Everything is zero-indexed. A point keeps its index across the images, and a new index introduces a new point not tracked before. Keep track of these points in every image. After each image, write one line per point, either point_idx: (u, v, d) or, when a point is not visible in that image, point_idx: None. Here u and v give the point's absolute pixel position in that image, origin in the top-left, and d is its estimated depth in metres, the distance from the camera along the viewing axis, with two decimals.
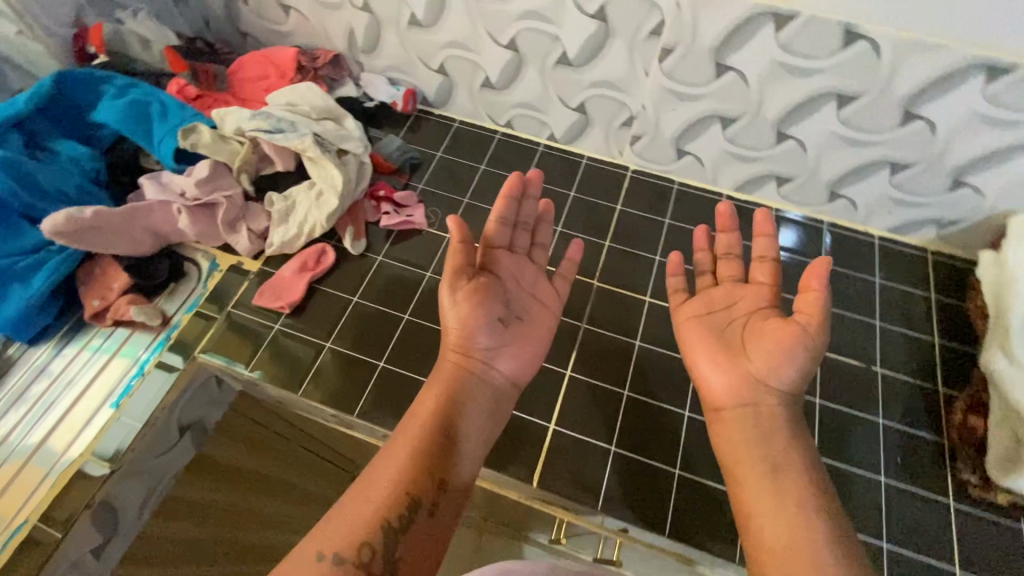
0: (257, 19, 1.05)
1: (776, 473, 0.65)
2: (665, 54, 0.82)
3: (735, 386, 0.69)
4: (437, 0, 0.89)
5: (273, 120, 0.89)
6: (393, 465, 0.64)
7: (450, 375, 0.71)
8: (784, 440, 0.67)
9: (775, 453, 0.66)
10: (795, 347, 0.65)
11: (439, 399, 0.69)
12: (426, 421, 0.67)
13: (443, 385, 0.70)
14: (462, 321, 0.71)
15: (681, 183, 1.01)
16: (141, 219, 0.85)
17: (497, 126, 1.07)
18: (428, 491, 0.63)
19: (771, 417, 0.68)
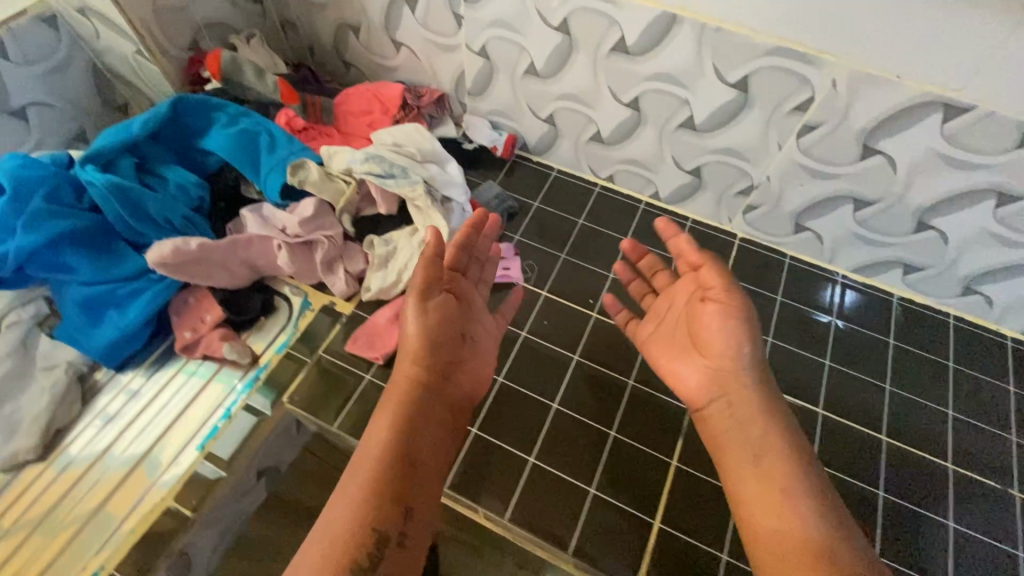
0: (365, 52, 1.04)
1: (758, 456, 0.61)
2: (807, 129, 0.76)
3: (706, 381, 0.66)
4: (561, 53, 0.85)
5: (385, 163, 0.87)
6: (351, 498, 0.56)
7: (408, 393, 0.64)
8: (766, 421, 0.63)
9: (754, 437, 0.62)
10: (724, 324, 0.64)
11: (396, 420, 0.62)
12: (383, 446, 0.60)
13: (401, 404, 0.63)
14: (425, 336, 0.66)
15: (792, 258, 0.96)
16: (241, 251, 0.84)
17: (597, 179, 1.03)
18: (394, 520, 0.56)
19: (747, 394, 0.64)
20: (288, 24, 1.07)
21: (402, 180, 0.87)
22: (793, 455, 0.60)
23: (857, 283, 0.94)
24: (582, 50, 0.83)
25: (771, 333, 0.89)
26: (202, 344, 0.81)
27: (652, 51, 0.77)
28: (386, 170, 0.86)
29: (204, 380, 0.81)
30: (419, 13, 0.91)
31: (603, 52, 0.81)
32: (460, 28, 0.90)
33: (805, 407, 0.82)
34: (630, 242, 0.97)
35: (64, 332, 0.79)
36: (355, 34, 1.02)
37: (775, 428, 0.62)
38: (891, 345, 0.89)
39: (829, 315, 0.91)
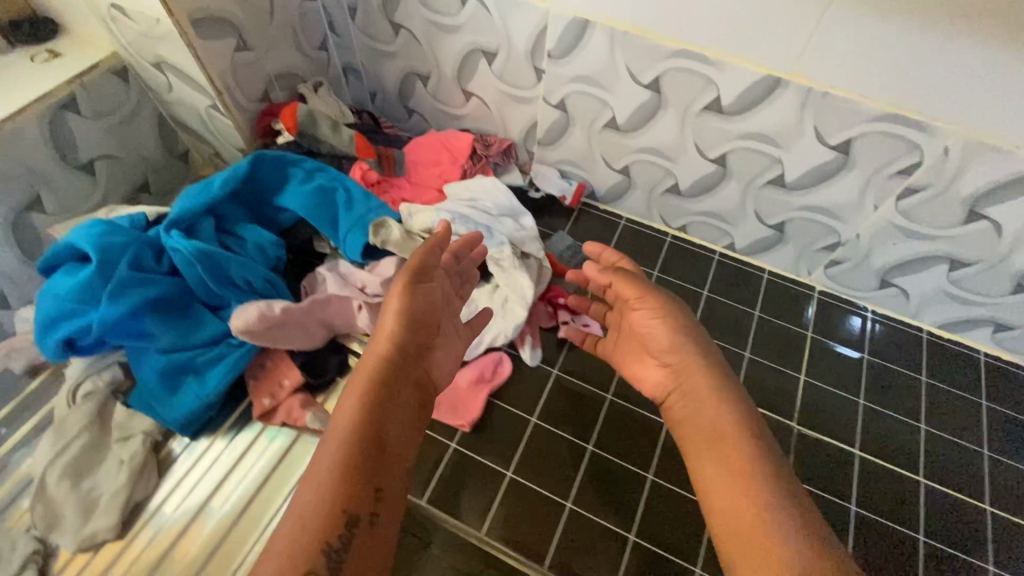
0: (431, 99, 1.02)
1: (716, 443, 0.57)
2: (909, 192, 0.75)
3: (661, 378, 0.66)
4: (646, 110, 0.83)
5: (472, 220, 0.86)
6: (319, 479, 0.52)
7: (379, 368, 0.60)
8: (723, 406, 0.60)
9: (716, 424, 0.59)
10: (666, 321, 0.66)
11: (367, 395, 0.58)
12: (352, 422, 0.55)
13: (371, 380, 0.59)
14: (400, 313, 0.63)
15: (873, 312, 0.94)
16: (321, 312, 0.82)
17: (669, 229, 1.02)
18: (366, 502, 0.52)
19: (704, 381, 0.62)
20: (351, 69, 1.05)
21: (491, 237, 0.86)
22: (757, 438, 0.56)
23: (941, 338, 0.92)
24: (670, 108, 0.81)
25: (862, 395, 0.87)
26: (282, 411, 0.78)
27: (747, 112, 0.76)
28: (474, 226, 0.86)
29: (284, 449, 0.79)
30: (497, 65, 0.89)
31: (694, 111, 0.79)
32: (539, 81, 0.88)
33: (905, 473, 0.80)
34: (710, 295, 0.96)
35: (138, 400, 0.75)
36: (422, 83, 1.00)
37: (735, 412, 0.59)
38: (982, 405, 0.87)
39: (920, 374, 0.89)
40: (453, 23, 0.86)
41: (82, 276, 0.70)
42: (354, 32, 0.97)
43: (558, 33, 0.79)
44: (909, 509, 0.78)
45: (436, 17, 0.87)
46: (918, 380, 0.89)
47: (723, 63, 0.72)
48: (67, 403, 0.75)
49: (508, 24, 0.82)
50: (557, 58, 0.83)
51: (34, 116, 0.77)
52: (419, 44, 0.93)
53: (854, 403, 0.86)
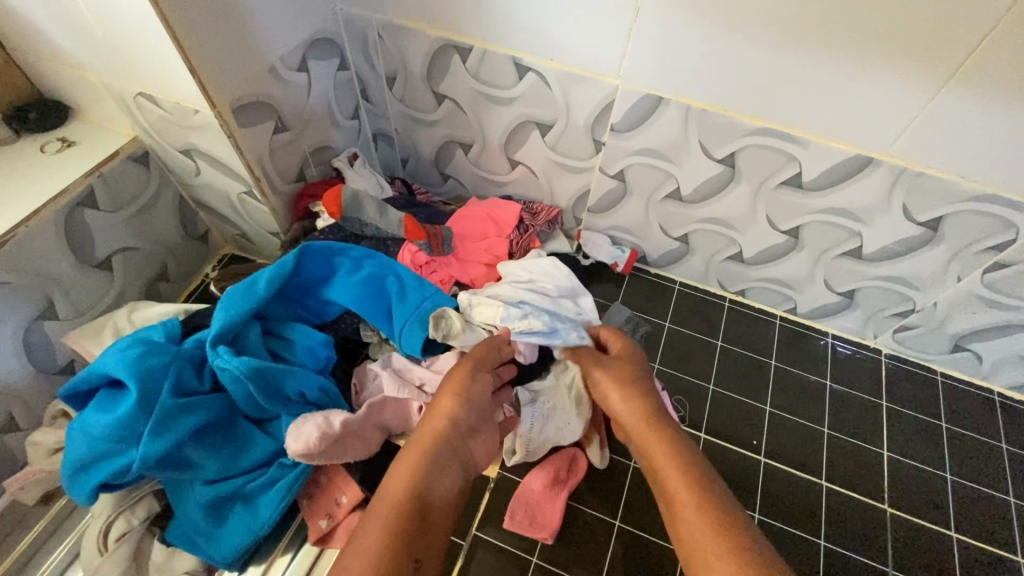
0: (472, 166, 0.96)
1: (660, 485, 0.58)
2: (997, 267, 0.72)
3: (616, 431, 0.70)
4: (715, 183, 0.79)
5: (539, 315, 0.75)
6: (371, 539, 0.49)
7: (435, 440, 0.60)
8: (665, 448, 0.60)
9: (660, 465, 0.59)
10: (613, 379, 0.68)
11: (420, 464, 0.57)
12: (406, 492, 0.54)
13: (427, 451, 0.58)
14: (457, 391, 0.64)
15: (944, 374, 0.92)
16: (378, 416, 0.74)
17: (726, 293, 0.98)
18: (409, 572, 0.48)
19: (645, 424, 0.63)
20: (383, 135, 0.99)
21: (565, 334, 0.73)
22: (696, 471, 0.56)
23: (1014, 400, 0.90)
24: (743, 181, 0.77)
25: (948, 468, 0.84)
26: (342, 534, 0.70)
27: (829, 188, 0.72)
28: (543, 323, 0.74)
29: None
30: (551, 136, 0.84)
31: (770, 185, 0.76)
32: (597, 152, 0.83)
33: (1005, 554, 0.77)
34: (778, 365, 0.92)
35: (179, 536, 0.66)
36: (464, 151, 0.94)
37: (678, 450, 0.59)
38: None
39: (1000, 442, 0.86)
40: (507, 95, 0.81)
41: (120, 410, 0.61)
42: (390, 100, 0.92)
43: (625, 108, 0.75)
44: None
45: (487, 88, 0.82)
46: (998, 447, 0.86)
47: (809, 142, 0.68)
48: (99, 549, 0.64)
49: (569, 98, 0.78)
50: (621, 131, 0.78)
51: (51, 217, 0.68)
52: (465, 113, 0.87)
53: (942, 478, 0.83)
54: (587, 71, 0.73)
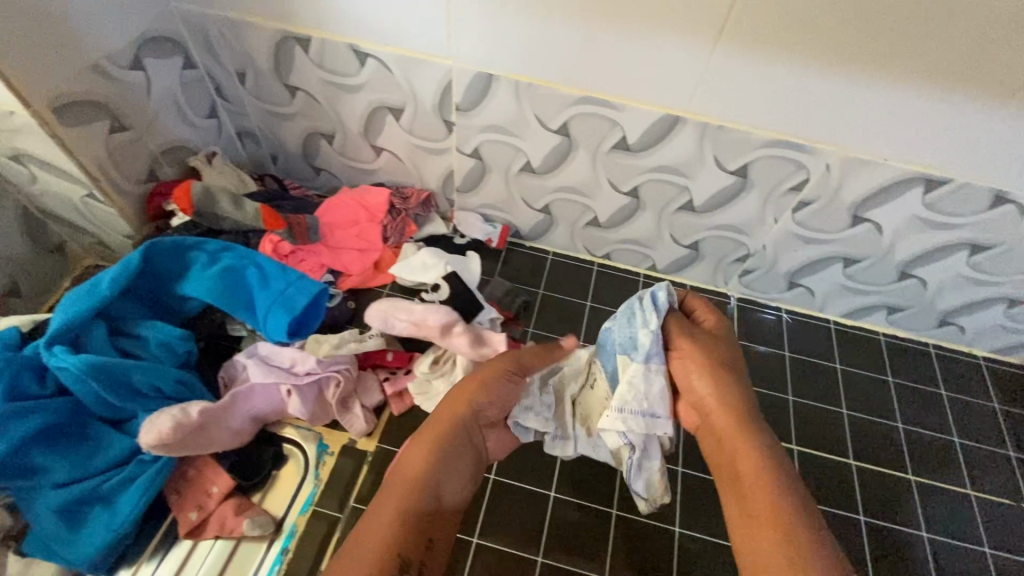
0: (339, 156, 0.98)
1: (739, 470, 0.63)
2: (802, 206, 0.82)
3: (712, 407, 0.68)
4: (558, 153, 0.85)
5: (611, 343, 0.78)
6: (388, 512, 0.58)
7: (448, 433, 0.66)
8: (750, 439, 0.64)
9: (746, 460, 0.63)
10: (694, 366, 0.69)
11: (431, 454, 0.64)
12: (421, 477, 0.62)
13: (447, 433, 0.66)
14: (463, 389, 0.70)
15: (788, 310, 1.01)
16: (244, 405, 0.75)
17: (594, 258, 1.05)
18: (418, 546, 0.58)
19: (727, 411, 0.67)
20: (247, 132, 0.99)
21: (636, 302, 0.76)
22: (777, 469, 0.62)
23: (847, 326, 1.01)
24: (582, 149, 0.84)
25: (790, 391, 0.94)
26: (213, 523, 0.70)
27: (653, 148, 0.80)
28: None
29: (220, 565, 0.70)
30: (406, 120, 0.87)
31: (603, 149, 0.83)
32: (451, 132, 0.87)
33: (837, 459, 0.88)
34: None
35: (35, 546, 0.65)
36: (328, 141, 0.96)
37: (761, 448, 0.63)
38: (889, 382, 0.96)
39: (835, 364, 0.97)
40: (354, 83, 0.84)
41: None
42: (247, 96, 0.92)
43: (464, 87, 0.79)
44: (843, 491, 0.85)
45: (334, 77, 0.84)
46: (832, 369, 0.97)
47: (625, 106, 0.76)
48: None
49: (412, 82, 0.81)
50: (466, 110, 0.83)
51: None
52: (319, 104, 0.89)
53: (786, 400, 0.93)
54: (420, 53, 0.77)
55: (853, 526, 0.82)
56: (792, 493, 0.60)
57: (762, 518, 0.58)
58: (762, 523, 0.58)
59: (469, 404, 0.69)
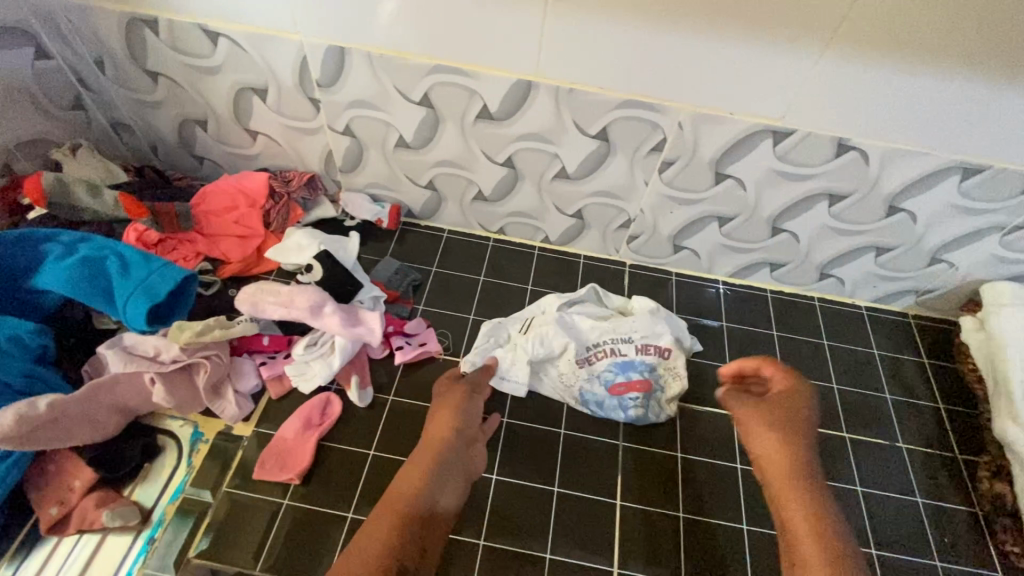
0: (217, 143, 0.96)
1: (789, 520, 0.67)
2: (666, 166, 0.83)
3: (778, 463, 0.72)
4: (426, 127, 0.85)
5: (605, 368, 0.84)
6: (390, 516, 0.63)
7: (441, 449, 0.73)
8: (803, 489, 0.69)
9: (797, 511, 0.67)
10: (762, 429, 0.74)
11: (427, 468, 0.70)
12: (418, 488, 0.67)
13: (439, 448, 0.74)
14: (452, 403, 0.80)
15: (679, 274, 1.03)
16: (105, 396, 0.73)
17: (489, 233, 1.04)
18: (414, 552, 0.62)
19: (784, 466, 0.71)
20: (119, 124, 0.96)
21: (660, 382, 0.84)
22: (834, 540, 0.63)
23: (736, 286, 1.03)
24: (448, 121, 0.83)
25: None
26: (74, 518, 0.69)
27: (515, 115, 0.80)
28: (621, 374, 0.84)
29: (82, 559, 0.69)
30: (272, 101, 0.86)
31: (469, 121, 0.83)
32: (319, 111, 0.86)
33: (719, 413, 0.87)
34: (536, 289, 0.99)
35: None
36: (202, 128, 0.94)
37: (811, 500, 0.67)
38: (773, 335, 0.99)
39: (721, 321, 0.99)
40: (211, 64, 0.82)
41: None
42: (111, 85, 0.90)
43: (319, 63, 0.79)
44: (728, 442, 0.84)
45: (190, 59, 0.82)
46: (718, 327, 0.98)
47: (478, 74, 0.76)
48: None
49: (268, 60, 0.80)
50: (327, 86, 0.82)
51: None
52: (183, 89, 0.87)
53: None
54: (269, 29, 0.76)
55: (731, 476, 0.81)
56: (839, 546, 0.63)
57: (815, 565, 0.60)
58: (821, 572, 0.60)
59: (456, 419, 0.77)
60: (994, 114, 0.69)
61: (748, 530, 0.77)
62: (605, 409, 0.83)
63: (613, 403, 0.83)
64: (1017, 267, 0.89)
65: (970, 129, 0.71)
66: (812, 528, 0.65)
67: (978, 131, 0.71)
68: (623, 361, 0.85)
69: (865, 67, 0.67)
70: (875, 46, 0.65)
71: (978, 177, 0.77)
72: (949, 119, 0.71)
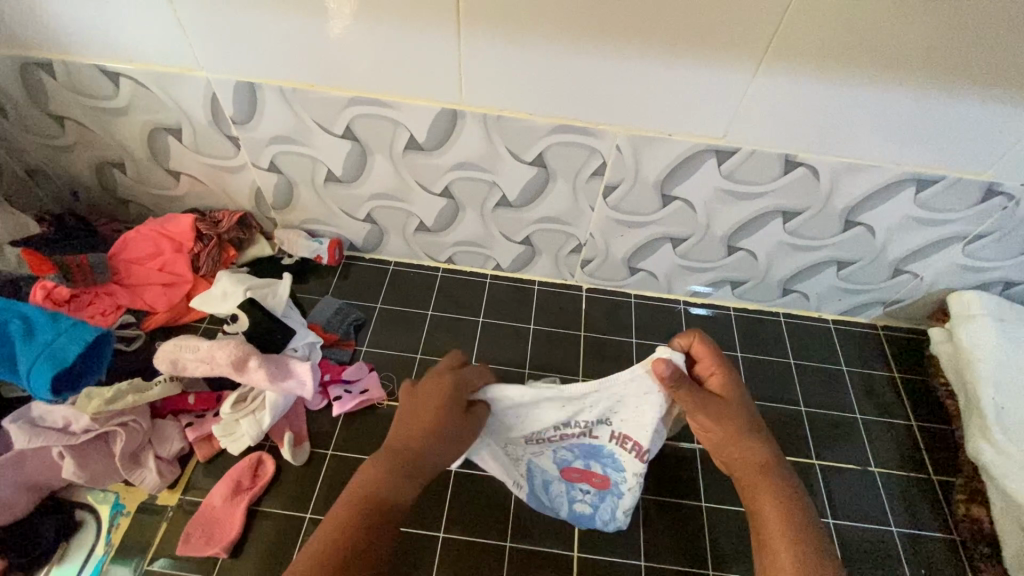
0: (139, 185, 0.90)
1: (767, 536, 0.55)
2: (609, 190, 0.79)
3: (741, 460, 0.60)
4: (355, 160, 0.80)
5: (567, 449, 0.70)
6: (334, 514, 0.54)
7: (403, 446, 0.59)
8: (774, 486, 0.58)
9: (772, 524, 0.55)
10: (719, 422, 0.61)
11: (388, 468, 0.57)
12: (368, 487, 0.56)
13: (404, 443, 0.59)
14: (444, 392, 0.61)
15: (637, 296, 0.98)
16: (10, 474, 0.67)
17: (437, 263, 0.98)
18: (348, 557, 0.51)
19: (751, 459, 0.60)
20: (33, 170, 0.90)
21: (623, 487, 0.70)
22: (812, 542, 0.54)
23: (698, 304, 0.98)
24: (377, 153, 0.78)
25: None
26: None
27: (445, 145, 0.76)
28: (582, 459, 0.71)
29: None
30: (188, 140, 0.81)
31: (399, 152, 0.78)
32: (240, 149, 0.81)
33: (682, 445, 0.81)
34: (487, 320, 0.93)
35: None
36: (120, 170, 0.88)
37: (785, 495, 0.57)
38: (738, 356, 0.94)
39: None
40: (120, 106, 0.77)
41: None
42: (17, 131, 0.84)
43: (230, 99, 0.74)
44: (692, 481, 0.79)
45: (98, 102, 0.77)
46: None
47: (401, 104, 0.71)
48: None
49: (177, 99, 0.75)
50: (243, 123, 0.77)
51: None
52: (93, 130, 0.82)
53: None
54: (174, 67, 0.71)
55: (695, 515, 0.76)
56: (808, 538, 0.54)
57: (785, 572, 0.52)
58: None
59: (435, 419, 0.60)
60: (945, 124, 0.65)
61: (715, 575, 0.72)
62: (551, 488, 0.72)
63: (560, 485, 0.72)
64: (984, 275, 0.85)
65: (921, 140, 0.67)
66: (794, 548, 0.53)
67: (931, 141, 0.67)
68: (589, 447, 0.70)
69: (804, 81, 0.63)
70: (812, 59, 0.61)
71: (933, 188, 0.73)
72: (898, 131, 0.67)
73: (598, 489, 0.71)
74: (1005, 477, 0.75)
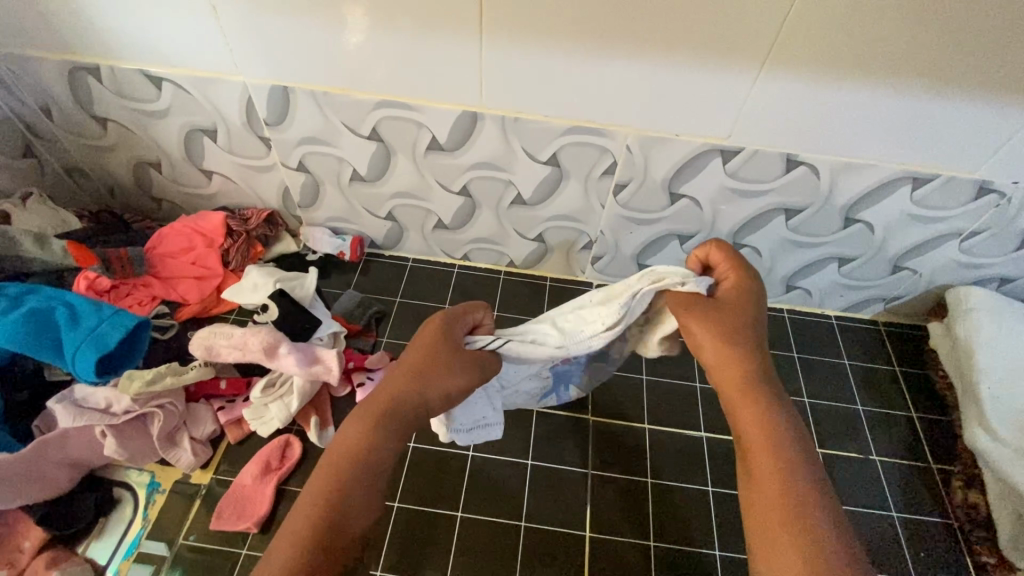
0: (173, 184, 0.95)
1: (749, 450, 0.54)
2: (619, 188, 0.83)
3: (727, 364, 0.58)
4: (379, 161, 0.85)
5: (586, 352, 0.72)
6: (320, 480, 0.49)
7: (392, 402, 0.55)
8: (752, 396, 0.56)
9: (750, 425, 0.55)
10: (703, 326, 0.59)
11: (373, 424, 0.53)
12: (354, 449, 0.51)
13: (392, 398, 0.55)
14: (433, 339, 0.60)
15: None
16: (55, 452, 0.71)
17: (453, 260, 1.02)
18: (340, 528, 0.47)
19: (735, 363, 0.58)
20: (73, 169, 0.95)
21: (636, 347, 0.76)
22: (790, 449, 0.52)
23: None
24: (400, 153, 0.83)
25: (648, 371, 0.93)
26: None
27: (465, 145, 0.80)
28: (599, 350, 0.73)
29: None
30: (222, 141, 0.86)
31: (421, 152, 0.82)
32: (270, 149, 0.86)
33: (688, 433, 0.85)
34: (501, 314, 0.97)
35: None
36: (155, 169, 0.93)
37: (768, 401, 0.55)
38: None
39: None
40: (160, 108, 0.82)
41: None
42: (61, 132, 0.89)
43: (264, 103, 0.79)
44: (698, 467, 0.82)
45: (140, 104, 0.82)
46: None
47: (425, 107, 0.76)
48: None
49: (214, 102, 0.80)
50: (275, 125, 0.82)
51: None
52: (133, 132, 0.87)
53: (640, 379, 0.90)
54: (213, 72, 0.76)
55: (702, 498, 0.79)
56: (787, 442, 0.53)
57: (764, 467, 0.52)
58: (789, 555, 0.46)
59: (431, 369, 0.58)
60: (937, 125, 0.69)
61: (721, 555, 0.75)
62: (559, 391, 0.82)
63: (566, 387, 0.82)
64: (981, 271, 0.88)
65: (916, 139, 0.71)
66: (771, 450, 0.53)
67: (924, 140, 0.71)
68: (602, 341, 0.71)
69: (804, 84, 0.67)
70: (810, 63, 0.65)
71: (929, 185, 0.76)
72: (894, 131, 0.71)
73: (621, 353, 0.76)
74: (1002, 463, 0.78)
